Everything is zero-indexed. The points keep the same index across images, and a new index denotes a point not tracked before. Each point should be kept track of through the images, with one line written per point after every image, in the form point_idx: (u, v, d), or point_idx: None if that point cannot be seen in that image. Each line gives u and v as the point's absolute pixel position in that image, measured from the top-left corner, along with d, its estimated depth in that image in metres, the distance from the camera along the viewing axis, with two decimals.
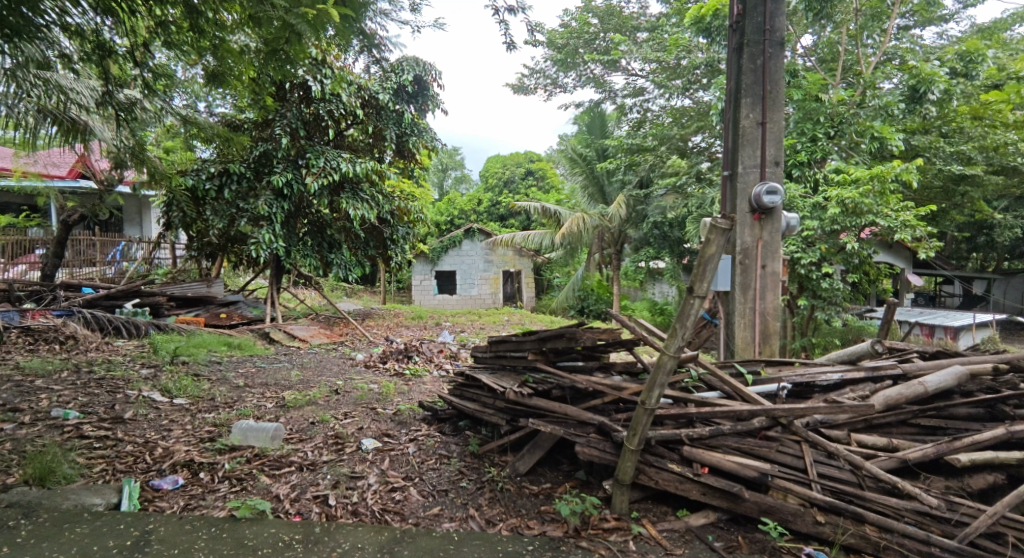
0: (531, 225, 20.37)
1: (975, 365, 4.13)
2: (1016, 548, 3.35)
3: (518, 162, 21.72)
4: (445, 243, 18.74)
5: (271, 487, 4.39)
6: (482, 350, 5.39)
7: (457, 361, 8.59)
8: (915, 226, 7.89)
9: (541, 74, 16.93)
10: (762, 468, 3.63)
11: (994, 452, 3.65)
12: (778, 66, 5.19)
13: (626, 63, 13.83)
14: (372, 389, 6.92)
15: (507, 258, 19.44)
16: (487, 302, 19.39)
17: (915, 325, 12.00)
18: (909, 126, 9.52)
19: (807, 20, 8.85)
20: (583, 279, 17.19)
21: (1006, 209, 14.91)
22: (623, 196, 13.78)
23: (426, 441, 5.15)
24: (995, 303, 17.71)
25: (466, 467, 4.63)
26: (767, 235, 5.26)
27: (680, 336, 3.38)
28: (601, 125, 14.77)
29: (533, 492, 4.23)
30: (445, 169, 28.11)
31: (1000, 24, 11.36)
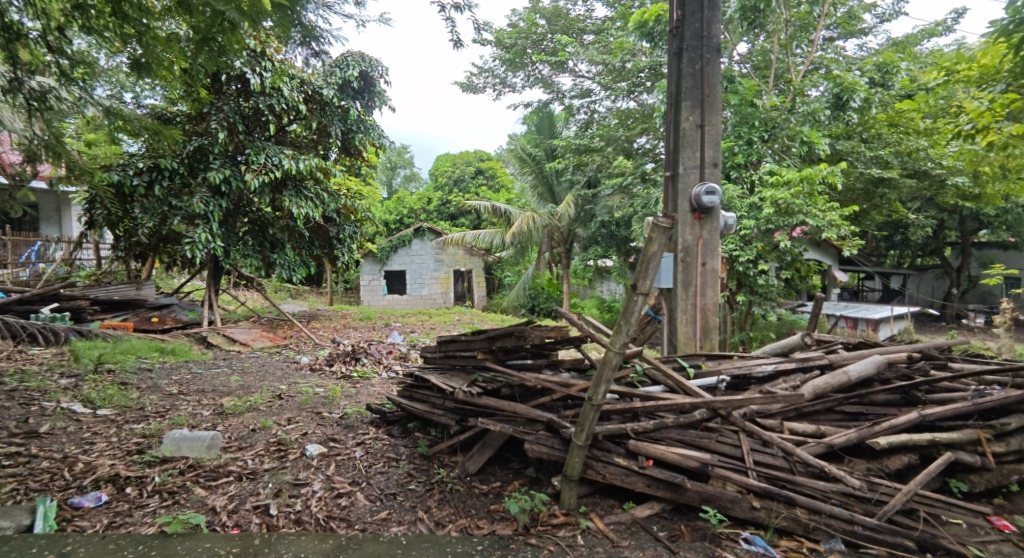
0: (481, 225, 20.34)
1: (893, 354, 4.44)
2: (929, 523, 3.61)
3: (467, 161, 21.64)
4: (394, 243, 18.42)
5: (206, 499, 4.18)
6: (432, 350, 5.34)
7: (407, 362, 8.45)
8: (840, 225, 8.38)
9: (490, 73, 16.93)
10: (703, 459, 3.76)
11: (909, 435, 3.94)
12: (715, 71, 5.43)
13: (573, 64, 14.06)
14: (318, 393, 6.72)
15: (457, 258, 19.35)
16: (438, 301, 19.21)
17: (842, 318, 12.78)
18: (835, 132, 10.14)
19: (742, 29, 9.27)
20: (534, 278, 17.27)
21: (919, 209, 16.14)
22: (571, 195, 14.03)
23: (374, 444, 5.06)
24: (910, 297, 19.09)
25: (415, 469, 4.57)
26: (707, 234, 5.48)
27: (625, 333, 3.45)
28: (549, 125, 15.08)
29: (483, 491, 4.22)
30: (393, 168, 27.67)
31: (913, 38, 12.25)
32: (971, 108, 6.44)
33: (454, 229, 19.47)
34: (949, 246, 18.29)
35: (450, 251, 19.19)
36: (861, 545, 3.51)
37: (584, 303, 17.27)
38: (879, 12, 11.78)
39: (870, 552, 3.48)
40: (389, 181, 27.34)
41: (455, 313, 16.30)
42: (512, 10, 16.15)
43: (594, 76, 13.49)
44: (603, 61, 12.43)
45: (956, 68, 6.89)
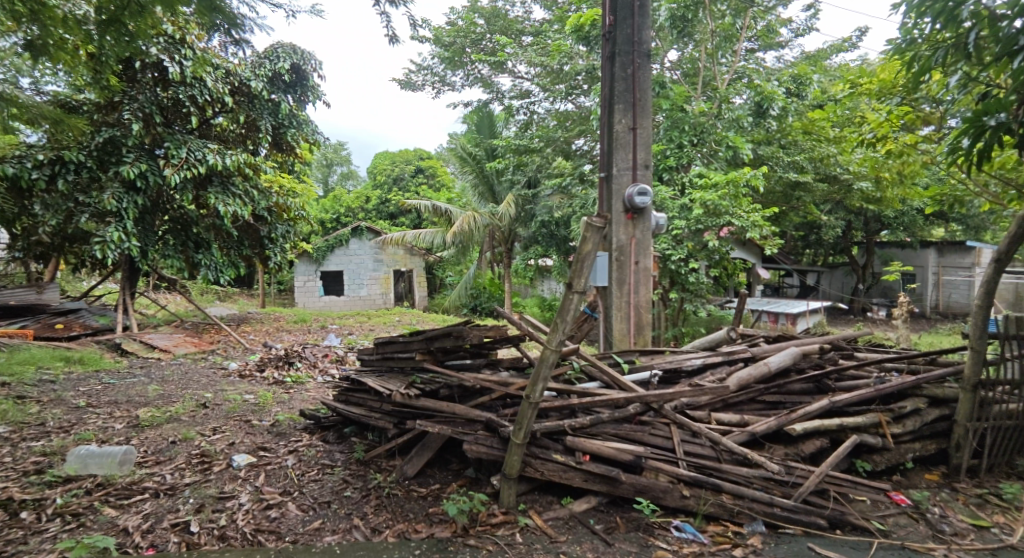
0: (420, 225, 20.10)
1: (807, 346, 4.75)
2: (838, 502, 3.87)
3: (407, 159, 21.29)
4: (330, 242, 17.82)
5: (117, 520, 3.88)
6: (369, 352, 5.21)
7: (344, 366, 8.20)
8: (763, 226, 8.85)
9: (429, 71, 16.73)
10: (637, 451, 3.85)
11: (822, 420, 4.21)
12: (646, 76, 5.63)
13: (512, 65, 14.14)
14: (248, 400, 6.41)
15: (398, 257, 19.01)
16: (378, 302, 18.75)
17: (764, 313, 13.51)
18: (758, 138, 10.76)
19: (672, 37, 9.66)
20: (476, 278, 17.13)
21: (830, 212, 17.34)
22: (512, 196, 14.10)
23: (307, 452, 4.88)
24: (823, 293, 20.29)
25: (351, 476, 4.44)
26: (639, 234, 5.67)
27: (561, 331, 3.46)
28: (489, 125, 15.00)
29: (421, 494, 4.14)
30: (329, 165, 26.84)
31: (823, 53, 13.17)
32: (873, 118, 6.97)
33: (394, 228, 19.07)
34: (855, 245, 19.76)
35: (391, 251, 18.80)
36: (780, 526, 3.70)
37: (525, 303, 17.35)
38: (794, 27, 12.55)
39: (788, 531, 3.67)
40: (325, 178, 26.50)
41: (394, 314, 15.99)
42: (450, 8, 16.08)
43: (533, 78, 13.66)
44: (541, 63, 12.52)
45: (861, 80, 7.43)
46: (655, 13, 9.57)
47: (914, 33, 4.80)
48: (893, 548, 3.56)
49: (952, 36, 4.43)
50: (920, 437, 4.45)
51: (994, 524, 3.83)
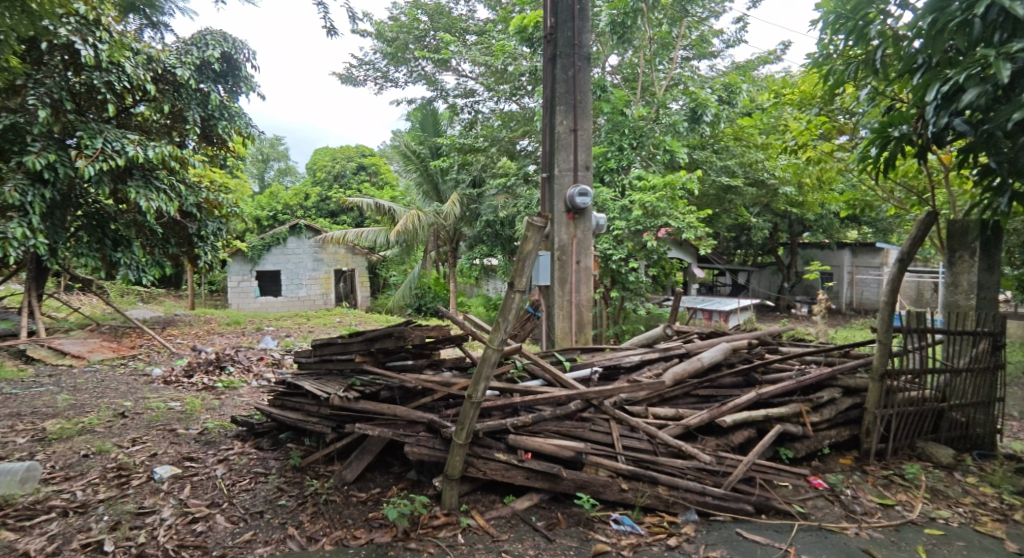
0: (362, 223, 19.76)
1: (737, 342, 4.99)
2: (763, 488, 4.08)
3: (348, 156, 20.85)
4: (267, 240, 17.21)
5: (18, 543, 3.63)
6: (305, 354, 5.06)
7: (280, 369, 7.96)
8: (698, 227, 9.19)
9: (370, 66, 16.47)
10: (577, 448, 3.93)
11: (750, 412, 4.43)
12: (587, 78, 5.76)
13: (456, 63, 14.13)
14: (173, 408, 6.14)
15: (338, 256, 18.61)
16: (318, 303, 18.28)
17: (699, 311, 14.00)
18: (692, 142, 11.18)
19: (612, 43, 9.89)
20: (420, 277, 16.93)
21: (760, 214, 18.19)
22: (457, 194, 13.99)
23: (238, 461, 4.72)
24: (753, 292, 21.22)
25: (286, 484, 4.31)
26: (581, 234, 5.79)
27: (503, 330, 3.47)
28: (434, 123, 14.85)
29: (361, 499, 4.05)
30: (265, 160, 26.01)
31: (751, 64, 13.80)
32: (795, 126, 7.38)
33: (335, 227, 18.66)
34: (780, 246, 20.78)
35: (332, 250, 18.37)
36: (711, 514, 3.85)
37: (470, 302, 17.30)
38: (725, 38, 13.09)
39: (719, 519, 3.82)
40: (260, 174, 25.60)
41: (334, 315, 15.64)
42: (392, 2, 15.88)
43: (477, 77, 13.72)
44: (486, 63, 12.52)
45: (785, 91, 7.83)
46: (596, 17, 9.75)
47: (830, 48, 5.14)
48: (812, 529, 3.76)
49: (863, 52, 4.79)
50: (836, 425, 4.74)
51: (898, 502, 4.13)
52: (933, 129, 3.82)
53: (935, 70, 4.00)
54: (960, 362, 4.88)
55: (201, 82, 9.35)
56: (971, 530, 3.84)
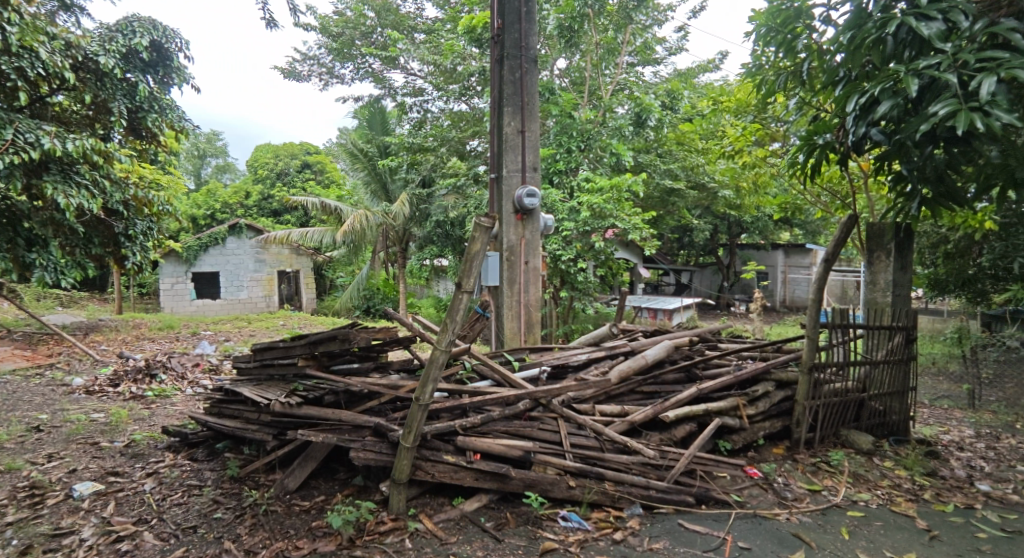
0: (307, 222, 19.30)
1: (679, 340, 5.15)
2: (704, 480, 4.23)
3: (292, 153, 20.34)
4: (204, 240, 16.57)
5: None
6: (244, 360, 4.91)
7: (217, 376, 7.69)
8: (643, 229, 9.41)
9: (315, 61, 16.09)
10: (526, 447, 3.95)
11: (691, 407, 4.58)
12: (533, 81, 5.83)
13: (404, 61, 14.01)
14: (96, 420, 5.84)
15: (282, 257, 18.08)
16: (260, 306, 17.71)
17: (644, 310, 14.32)
18: (637, 146, 11.46)
19: (560, 46, 10.05)
20: (368, 278, 16.66)
21: (701, 216, 18.82)
22: (406, 194, 13.75)
23: (169, 474, 4.53)
24: (695, 291, 21.89)
25: (223, 496, 4.16)
26: (529, 235, 5.84)
27: (451, 331, 3.45)
28: (382, 121, 14.83)
29: (304, 508, 3.94)
30: (202, 156, 25.06)
31: (692, 72, 14.26)
32: (731, 133, 7.69)
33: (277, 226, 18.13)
34: (720, 247, 21.54)
35: (274, 250, 17.81)
36: (655, 506, 3.95)
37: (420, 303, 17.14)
38: (668, 46, 13.47)
39: (662, 511, 3.93)
40: (196, 170, 24.55)
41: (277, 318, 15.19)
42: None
43: (426, 76, 13.67)
44: (435, 62, 12.48)
45: (722, 98, 8.15)
46: (544, 20, 9.84)
47: (762, 60, 5.39)
48: (748, 517, 3.92)
49: (792, 64, 5.02)
50: (770, 417, 4.96)
51: (825, 488, 4.36)
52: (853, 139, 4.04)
53: (855, 82, 4.24)
54: (878, 354, 5.22)
55: (127, 72, 8.58)
56: (889, 511, 4.11)
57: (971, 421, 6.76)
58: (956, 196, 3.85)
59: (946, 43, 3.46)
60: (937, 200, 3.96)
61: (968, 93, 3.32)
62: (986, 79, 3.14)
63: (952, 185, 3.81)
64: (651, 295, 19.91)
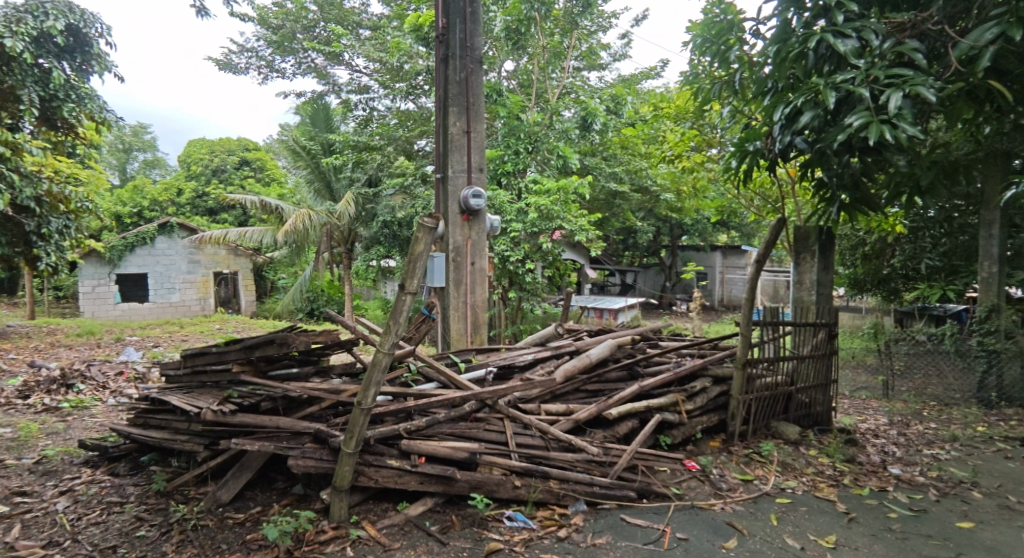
0: (245, 221, 18.67)
1: (621, 339, 5.28)
2: (645, 474, 4.35)
3: (229, 149, 19.65)
4: (130, 240, 15.73)
5: None
6: (172, 367, 4.67)
7: (144, 384, 7.32)
8: (589, 230, 9.58)
9: (253, 53, 15.56)
10: (471, 448, 3.94)
11: (633, 404, 4.69)
12: (478, 81, 5.85)
13: (349, 57, 13.77)
14: (3, 435, 5.47)
15: (218, 257, 17.42)
16: (194, 309, 16.97)
17: (590, 310, 14.55)
18: (583, 149, 11.67)
19: (507, 48, 10.11)
20: (312, 279, 16.24)
21: (645, 218, 19.31)
22: (351, 193, 13.48)
23: (86, 492, 4.29)
24: (639, 291, 22.36)
25: (148, 512, 3.96)
26: (475, 235, 5.85)
27: (394, 333, 3.40)
28: (326, 118, 14.30)
29: (237, 521, 3.79)
30: (127, 150, 23.81)
31: (635, 78, 14.62)
32: (671, 138, 7.96)
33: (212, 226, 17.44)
34: (662, 248, 22.18)
35: (209, 250, 17.12)
36: (598, 502, 4.03)
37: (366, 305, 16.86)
38: (612, 52, 13.76)
39: (605, 507, 4.01)
40: (121, 165, 23.26)
41: (212, 321, 14.61)
42: None
43: (371, 74, 13.51)
44: (380, 60, 12.28)
45: (663, 105, 8.42)
46: (491, 22, 9.87)
47: (698, 68, 5.60)
48: (686, 509, 4.05)
49: (725, 74, 5.24)
50: (707, 412, 5.15)
51: (756, 477, 4.57)
52: (781, 148, 4.23)
53: (781, 93, 4.44)
54: (804, 349, 5.52)
55: (39, 57, 8.03)
56: (813, 496, 4.33)
57: (885, 410, 7.25)
58: (871, 202, 4.08)
59: (860, 59, 3.67)
60: (854, 205, 4.19)
61: (879, 106, 3.53)
62: (895, 93, 3.36)
63: (866, 192, 4.03)
64: (597, 296, 20.26)
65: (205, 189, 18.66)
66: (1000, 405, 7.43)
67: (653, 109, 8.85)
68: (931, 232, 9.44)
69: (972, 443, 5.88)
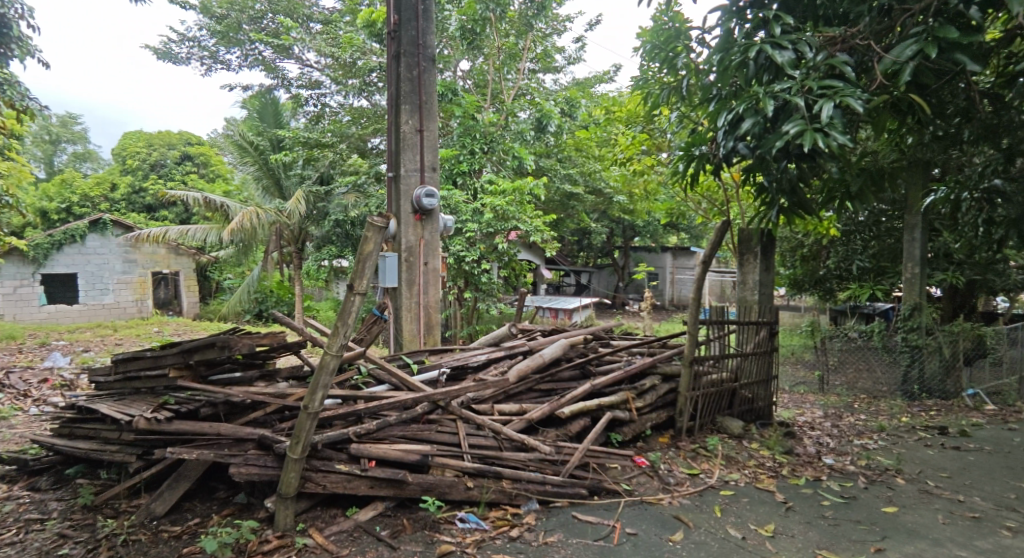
0: (187, 219, 17.97)
1: (574, 338, 5.34)
2: (596, 472, 4.42)
3: (168, 142, 18.90)
4: (57, 238, 14.85)
5: None
6: (102, 374, 4.47)
7: (71, 392, 6.95)
8: (544, 231, 9.65)
9: (194, 43, 14.96)
10: (423, 450, 3.91)
11: (585, 403, 4.77)
12: (431, 80, 5.82)
13: (299, 51, 13.46)
14: None
15: (157, 256, 16.69)
16: (130, 311, 16.20)
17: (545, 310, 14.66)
18: (538, 150, 11.77)
19: (461, 48, 10.10)
20: (260, 279, 15.78)
21: (599, 219, 19.60)
22: (302, 191, 13.13)
23: (4, 509, 4.04)
24: (593, 291, 22.66)
25: (73, 528, 3.76)
26: (428, 235, 5.82)
27: (342, 335, 3.33)
28: (274, 113, 14.05)
29: (174, 534, 3.64)
30: (56, 142, 22.53)
31: (589, 82, 14.83)
32: (622, 142, 8.13)
33: (150, 223, 16.70)
34: (615, 249, 22.56)
35: (147, 249, 16.37)
36: (550, 501, 4.08)
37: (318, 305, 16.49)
38: (567, 55, 13.90)
39: (556, 505, 4.06)
40: (48, 158, 21.96)
41: (150, 324, 13.98)
42: None
43: (323, 69, 13.27)
44: (333, 55, 12.01)
45: (615, 109, 8.57)
46: (445, 21, 9.83)
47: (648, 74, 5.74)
48: (635, 504, 4.14)
49: (674, 80, 5.39)
50: (656, 408, 5.27)
51: (701, 471, 4.71)
52: (725, 155, 4.37)
53: (725, 101, 4.60)
54: (747, 347, 5.73)
55: None
56: (754, 488, 4.50)
57: (821, 404, 7.60)
58: (808, 207, 4.27)
59: (796, 70, 3.84)
60: (791, 209, 4.37)
61: (812, 115, 3.70)
62: (826, 104, 3.53)
63: (802, 197, 4.21)
64: (551, 296, 20.47)
65: (142, 184, 17.84)
66: (922, 396, 7.89)
67: (607, 112, 8.98)
68: (862, 234, 9.99)
69: (897, 432, 6.23)
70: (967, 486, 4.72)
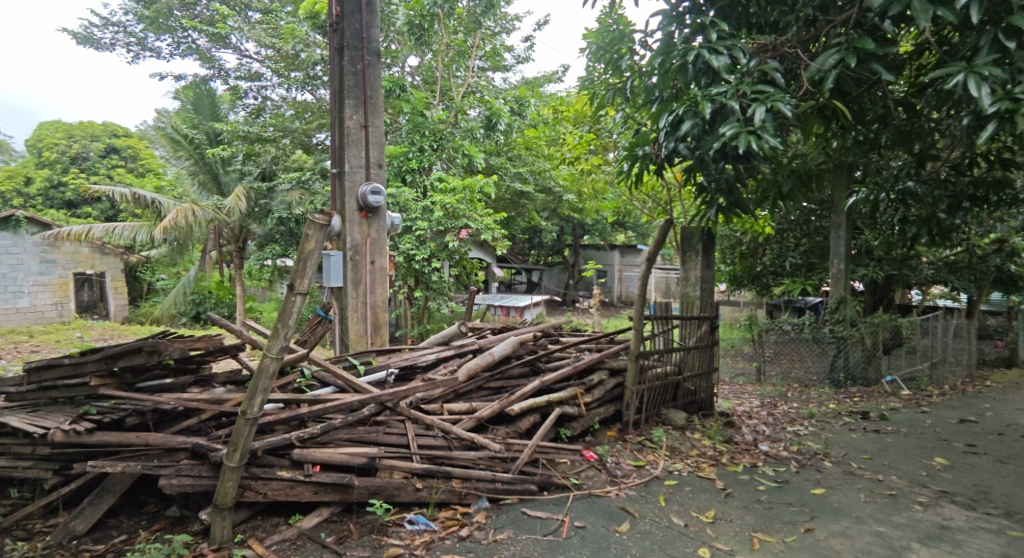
0: (115, 216, 17.01)
1: (523, 335, 5.37)
2: (546, 467, 4.47)
3: (92, 134, 17.88)
4: None
5: None
6: (14, 385, 4.18)
7: None
8: (494, 229, 9.66)
9: (120, 28, 14.18)
10: (371, 453, 3.86)
11: (534, 399, 4.81)
12: (376, 74, 5.72)
13: (237, 40, 13.01)
14: None
15: (80, 255, 15.78)
16: (49, 315, 15.19)
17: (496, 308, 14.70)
18: (488, 148, 11.77)
19: (409, 44, 10.00)
20: (196, 279, 15.12)
21: (549, 217, 19.78)
22: (241, 187, 12.52)
23: None
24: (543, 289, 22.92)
25: None
26: (374, 233, 5.74)
27: (282, 337, 3.24)
28: (210, 105, 13.57)
29: (98, 553, 3.46)
30: None
31: (538, 81, 14.94)
32: (570, 141, 8.24)
33: (71, 221, 15.73)
34: (566, 247, 22.79)
35: (69, 248, 15.42)
36: (501, 498, 4.11)
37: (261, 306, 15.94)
38: (516, 54, 13.94)
39: (506, 502, 4.09)
40: None
41: (73, 328, 13.16)
42: None
43: (263, 61, 12.87)
44: (274, 47, 11.65)
45: (563, 109, 8.67)
46: (392, 15, 9.71)
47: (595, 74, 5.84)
48: (584, 497, 4.22)
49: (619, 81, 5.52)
50: (604, 403, 5.37)
51: (647, 463, 4.84)
52: (666, 155, 4.49)
53: (667, 103, 4.72)
54: (690, 341, 5.91)
55: None
56: (696, 476, 4.66)
57: (758, 394, 7.93)
58: (744, 206, 4.44)
59: (731, 75, 3.98)
60: (730, 208, 4.53)
61: (747, 118, 3.84)
62: (759, 108, 3.68)
63: (739, 196, 4.38)
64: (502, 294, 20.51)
65: (62, 178, 16.78)
66: (846, 384, 8.34)
67: (555, 110, 9.05)
68: (793, 233, 10.50)
69: (825, 418, 6.57)
70: (886, 466, 5.03)
